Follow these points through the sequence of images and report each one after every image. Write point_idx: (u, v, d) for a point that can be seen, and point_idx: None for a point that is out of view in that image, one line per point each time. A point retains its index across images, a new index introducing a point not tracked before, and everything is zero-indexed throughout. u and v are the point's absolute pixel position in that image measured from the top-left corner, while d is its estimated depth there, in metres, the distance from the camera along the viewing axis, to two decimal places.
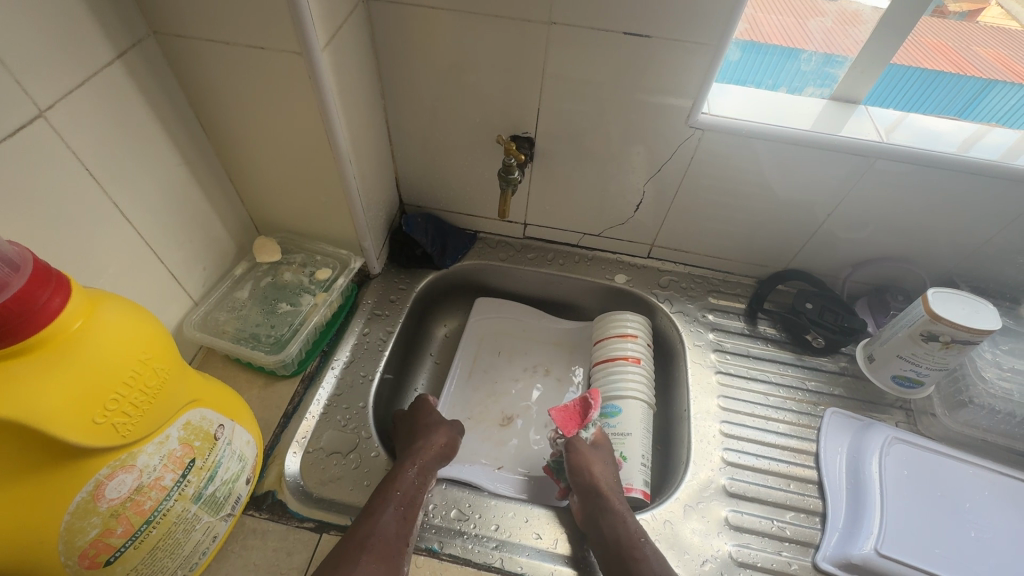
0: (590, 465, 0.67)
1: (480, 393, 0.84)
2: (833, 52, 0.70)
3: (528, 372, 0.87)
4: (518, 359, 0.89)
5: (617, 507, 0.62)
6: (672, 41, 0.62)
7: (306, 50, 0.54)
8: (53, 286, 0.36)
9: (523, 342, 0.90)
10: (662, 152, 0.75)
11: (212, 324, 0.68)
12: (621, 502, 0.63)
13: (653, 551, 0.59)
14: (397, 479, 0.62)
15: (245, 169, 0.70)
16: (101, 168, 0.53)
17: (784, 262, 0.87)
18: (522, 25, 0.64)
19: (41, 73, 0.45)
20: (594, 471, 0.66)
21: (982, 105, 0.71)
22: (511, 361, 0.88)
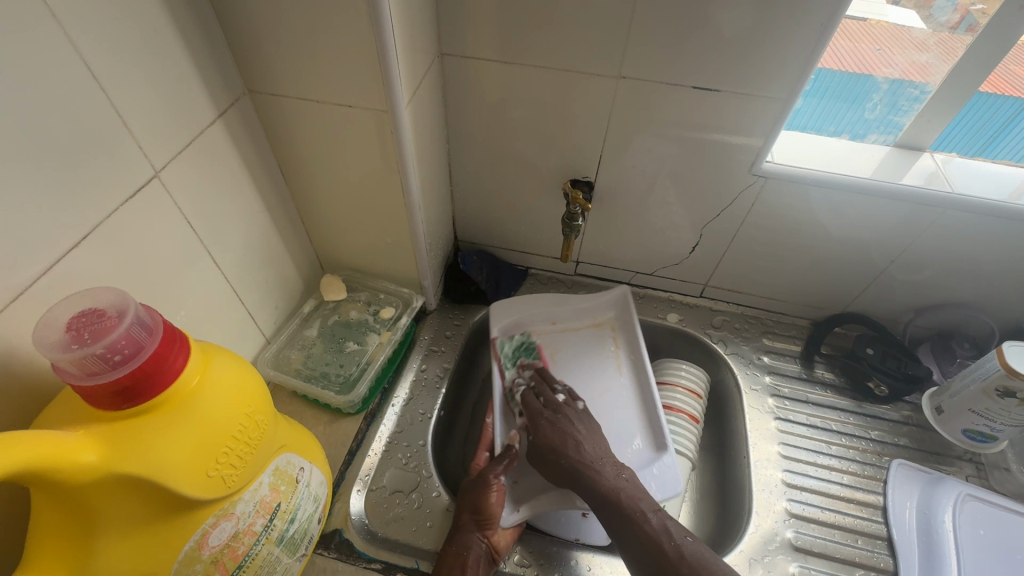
0: (572, 435, 0.65)
1: None
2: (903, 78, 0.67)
3: (589, 371, 0.80)
4: (566, 356, 0.81)
5: (605, 478, 0.60)
6: (739, 94, 0.63)
7: (391, 109, 0.57)
8: (179, 347, 0.38)
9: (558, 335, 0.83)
10: (722, 197, 0.75)
11: (284, 362, 0.71)
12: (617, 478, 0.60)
13: (657, 517, 0.56)
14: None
15: (318, 213, 0.73)
16: (199, 219, 0.56)
17: (843, 304, 0.86)
18: (591, 78, 0.66)
19: (158, 137, 0.49)
20: (566, 438, 0.64)
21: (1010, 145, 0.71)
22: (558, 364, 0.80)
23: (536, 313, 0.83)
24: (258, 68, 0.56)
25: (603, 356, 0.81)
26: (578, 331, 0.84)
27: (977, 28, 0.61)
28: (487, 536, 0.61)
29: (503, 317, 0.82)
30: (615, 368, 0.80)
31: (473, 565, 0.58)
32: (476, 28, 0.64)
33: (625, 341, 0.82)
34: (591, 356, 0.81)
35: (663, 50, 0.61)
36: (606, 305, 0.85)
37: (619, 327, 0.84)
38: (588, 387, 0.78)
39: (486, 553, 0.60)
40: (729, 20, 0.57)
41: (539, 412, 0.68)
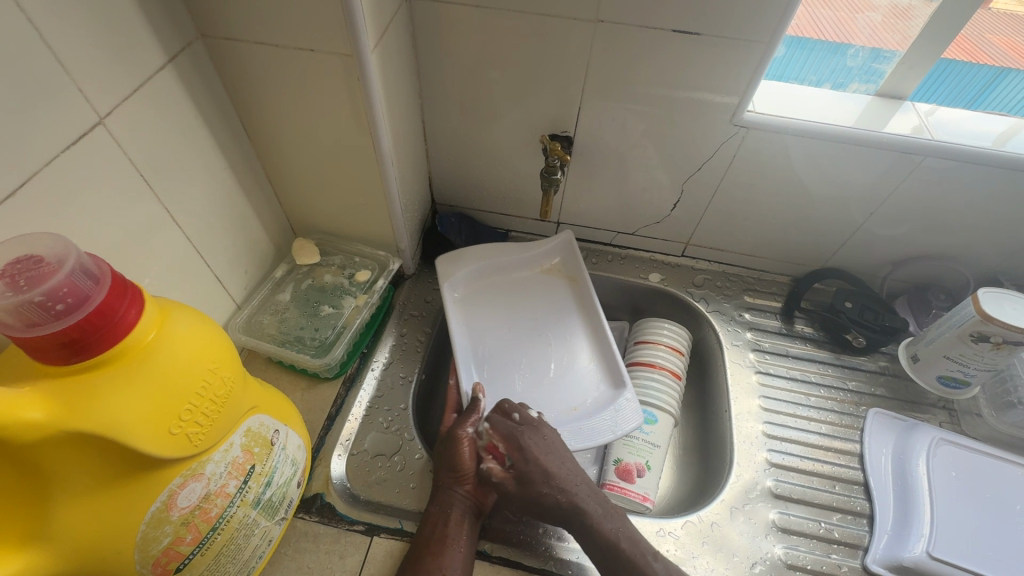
0: (544, 459, 0.60)
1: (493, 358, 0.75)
2: (878, 47, 0.69)
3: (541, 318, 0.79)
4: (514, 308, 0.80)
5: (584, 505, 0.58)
6: (721, 38, 0.61)
7: (357, 53, 0.53)
8: (129, 299, 0.35)
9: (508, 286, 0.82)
10: (704, 151, 0.74)
11: (256, 327, 0.69)
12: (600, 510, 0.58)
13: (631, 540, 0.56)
14: (433, 543, 0.56)
15: (286, 172, 0.69)
16: (155, 175, 0.52)
17: (822, 260, 0.86)
18: (568, 23, 0.63)
19: (102, 81, 0.45)
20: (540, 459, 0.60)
21: (993, 95, 0.70)
22: (508, 317, 0.79)
23: (488, 264, 0.82)
24: (210, 9, 0.52)
25: (556, 301, 0.81)
26: (530, 279, 0.83)
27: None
28: (470, 492, 0.60)
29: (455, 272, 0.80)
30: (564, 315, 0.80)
31: (457, 521, 0.58)
32: None
33: (575, 287, 0.82)
34: (539, 301, 0.81)
35: None
36: (551, 250, 0.84)
37: (568, 270, 0.83)
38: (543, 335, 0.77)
39: (470, 507, 0.59)
40: None
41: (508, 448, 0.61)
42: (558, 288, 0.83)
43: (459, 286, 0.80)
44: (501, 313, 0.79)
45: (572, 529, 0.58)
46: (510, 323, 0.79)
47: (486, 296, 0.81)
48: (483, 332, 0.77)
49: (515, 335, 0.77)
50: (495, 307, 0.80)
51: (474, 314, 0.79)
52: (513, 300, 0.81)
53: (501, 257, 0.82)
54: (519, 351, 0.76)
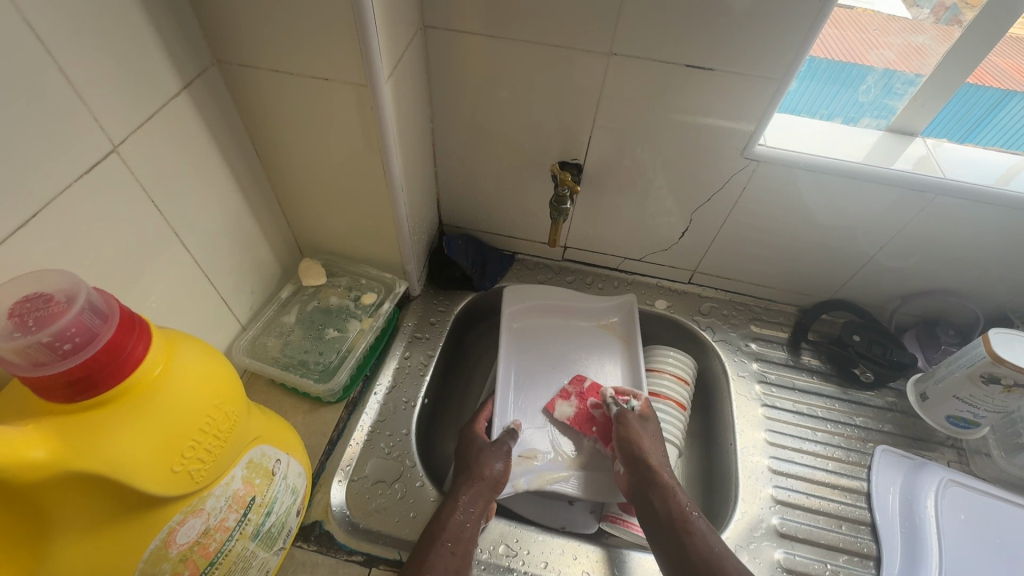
0: (640, 437, 0.69)
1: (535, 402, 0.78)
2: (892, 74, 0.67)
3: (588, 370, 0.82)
4: (562, 353, 0.84)
5: (667, 481, 0.64)
6: (734, 74, 0.61)
7: (371, 83, 0.54)
8: (137, 335, 0.35)
9: (559, 329, 0.87)
10: (714, 182, 0.74)
11: (260, 350, 0.69)
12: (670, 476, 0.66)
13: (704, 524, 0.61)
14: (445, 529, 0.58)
15: (296, 194, 0.69)
16: (165, 199, 0.52)
17: (830, 291, 0.85)
18: (582, 55, 0.63)
19: (117, 109, 0.45)
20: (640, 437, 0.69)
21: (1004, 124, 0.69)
22: (555, 360, 0.83)
23: (546, 303, 0.87)
24: (228, 37, 0.52)
25: (603, 358, 0.83)
26: (584, 330, 0.87)
27: (964, 19, 0.60)
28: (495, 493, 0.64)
29: (515, 303, 0.86)
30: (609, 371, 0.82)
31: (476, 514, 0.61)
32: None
33: (626, 348, 0.84)
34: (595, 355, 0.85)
35: (658, 27, 0.59)
36: (610, 308, 0.87)
37: (623, 332, 0.86)
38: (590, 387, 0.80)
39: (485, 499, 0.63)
40: None
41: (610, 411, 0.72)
42: (609, 346, 0.85)
43: (517, 317, 0.86)
44: (551, 353, 0.84)
45: (646, 493, 0.64)
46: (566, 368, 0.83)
47: (540, 332, 0.86)
48: (528, 368, 0.82)
49: (558, 379, 0.81)
50: (543, 347, 0.84)
51: (525, 348, 0.84)
52: (561, 343, 0.85)
53: (560, 299, 0.87)
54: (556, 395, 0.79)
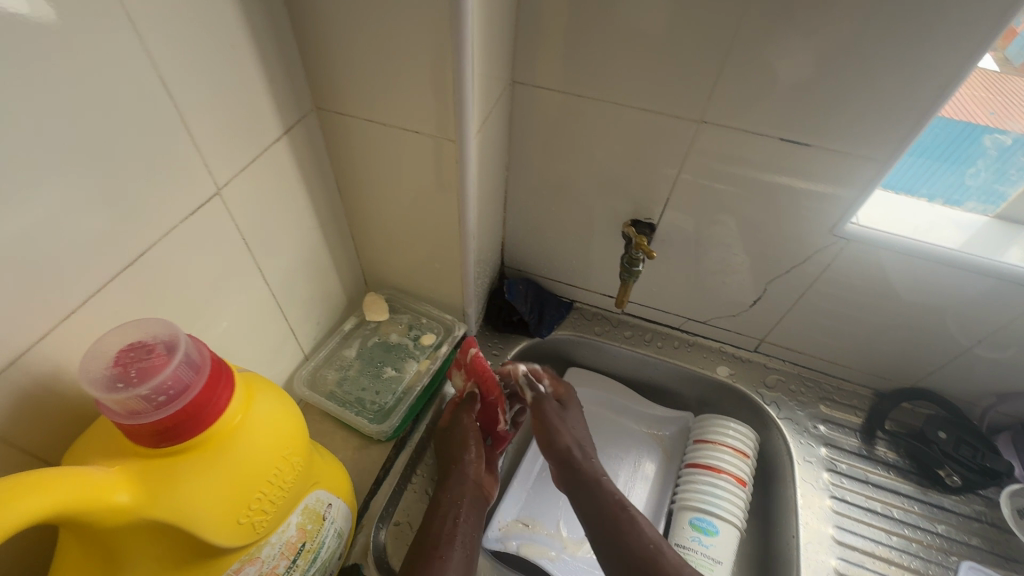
0: (561, 432, 0.68)
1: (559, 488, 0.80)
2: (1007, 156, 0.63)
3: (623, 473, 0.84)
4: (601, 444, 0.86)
5: (595, 472, 0.65)
6: (831, 150, 0.59)
7: (461, 138, 0.54)
8: (223, 387, 0.36)
9: (604, 419, 0.89)
10: (795, 255, 0.70)
11: (320, 383, 0.70)
12: (597, 469, 0.66)
13: (644, 521, 0.61)
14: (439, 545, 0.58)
15: (371, 232, 0.71)
16: (254, 236, 0.54)
17: (914, 379, 0.79)
18: (670, 119, 0.62)
19: (225, 155, 0.47)
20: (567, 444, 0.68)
21: None
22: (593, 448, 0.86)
23: (601, 393, 0.91)
24: (330, 86, 0.55)
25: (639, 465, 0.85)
26: (630, 431, 0.89)
27: None
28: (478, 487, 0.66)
29: (573, 383, 0.91)
30: (642, 481, 0.84)
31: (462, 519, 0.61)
32: (554, 57, 0.61)
33: (664, 464, 0.85)
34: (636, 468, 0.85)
35: (754, 98, 0.57)
36: (666, 421, 0.89)
37: (669, 448, 0.87)
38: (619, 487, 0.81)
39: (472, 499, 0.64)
40: (831, 72, 0.53)
41: (540, 398, 0.70)
42: (648, 454, 0.86)
43: None
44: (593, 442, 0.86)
45: (587, 486, 0.65)
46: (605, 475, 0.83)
47: (587, 417, 0.89)
48: None
49: None
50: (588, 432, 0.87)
51: None
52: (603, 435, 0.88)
53: (613, 395, 0.90)
54: None
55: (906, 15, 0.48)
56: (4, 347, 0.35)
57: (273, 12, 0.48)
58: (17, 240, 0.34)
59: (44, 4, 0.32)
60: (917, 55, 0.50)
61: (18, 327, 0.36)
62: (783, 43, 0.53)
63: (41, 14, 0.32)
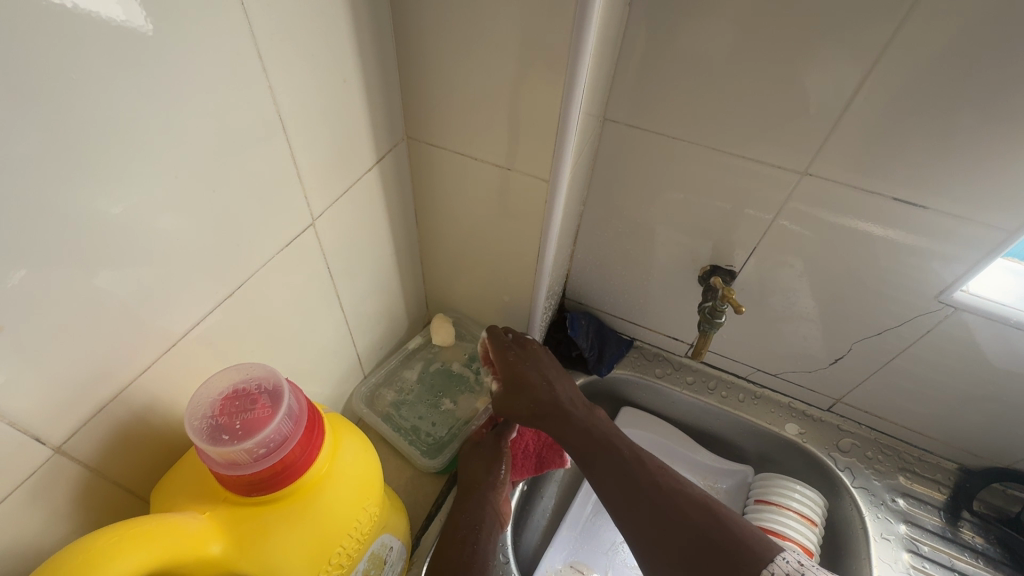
0: (536, 380, 0.61)
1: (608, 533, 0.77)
2: None
3: None
4: None
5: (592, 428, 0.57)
6: (949, 215, 0.54)
7: (553, 180, 0.52)
8: (316, 436, 0.34)
9: None
10: (890, 318, 0.66)
11: (379, 403, 0.68)
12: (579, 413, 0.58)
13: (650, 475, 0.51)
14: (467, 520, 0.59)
15: (443, 259, 0.70)
16: (337, 264, 0.54)
17: (1009, 461, 0.72)
18: (770, 168, 0.59)
19: (322, 186, 0.46)
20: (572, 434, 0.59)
21: None
22: None
23: (654, 438, 0.87)
24: (424, 118, 0.54)
25: None
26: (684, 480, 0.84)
27: None
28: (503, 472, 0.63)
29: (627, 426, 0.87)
30: None
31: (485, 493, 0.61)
32: (650, 97, 0.59)
33: None
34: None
35: (868, 154, 0.53)
36: (722, 473, 0.85)
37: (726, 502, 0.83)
38: None
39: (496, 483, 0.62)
40: (964, 132, 0.49)
41: (504, 347, 0.63)
42: None
43: None
44: None
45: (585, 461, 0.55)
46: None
47: None
48: None
49: None
50: None
51: None
52: None
53: (667, 441, 0.86)
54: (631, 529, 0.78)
55: None
56: (106, 381, 0.35)
57: (381, 44, 0.47)
58: (128, 275, 0.33)
59: (139, 11, 0.28)
60: None
61: (120, 361, 0.35)
62: (913, 100, 0.49)
63: (136, 22, 0.28)
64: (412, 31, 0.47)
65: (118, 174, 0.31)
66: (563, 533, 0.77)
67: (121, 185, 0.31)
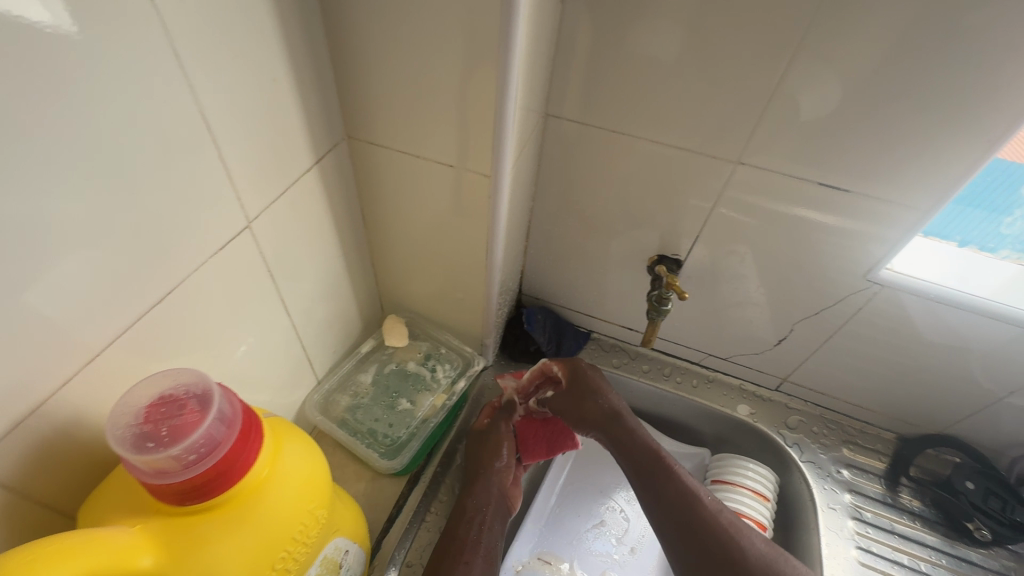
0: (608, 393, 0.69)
1: (571, 524, 0.78)
2: None
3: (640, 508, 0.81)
4: (615, 479, 0.83)
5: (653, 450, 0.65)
6: (870, 197, 0.58)
7: (496, 174, 0.53)
8: (253, 439, 0.34)
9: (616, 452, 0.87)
10: (825, 298, 0.69)
11: (332, 408, 0.67)
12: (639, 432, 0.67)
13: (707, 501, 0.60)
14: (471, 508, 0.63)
15: (392, 259, 0.69)
16: (278, 268, 0.52)
17: (940, 427, 0.77)
18: (706, 158, 0.61)
19: (255, 187, 0.45)
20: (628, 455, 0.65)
21: None
22: (605, 483, 0.83)
23: None
24: (364, 116, 0.53)
25: None
26: None
27: None
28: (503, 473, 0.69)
29: None
30: None
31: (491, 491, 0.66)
32: (589, 91, 0.60)
33: None
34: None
35: (794, 140, 0.56)
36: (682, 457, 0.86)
37: None
38: (637, 524, 0.79)
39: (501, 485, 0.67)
40: (879, 117, 0.52)
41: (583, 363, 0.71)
42: None
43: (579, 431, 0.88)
44: (606, 476, 0.84)
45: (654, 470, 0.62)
46: (623, 502, 0.81)
47: (599, 451, 0.86)
48: (578, 485, 0.83)
49: (605, 503, 0.81)
50: (598, 466, 0.85)
51: (581, 464, 0.85)
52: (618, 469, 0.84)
53: None
54: (594, 518, 0.79)
55: (960, 67, 0.47)
56: (22, 395, 0.33)
57: (313, 42, 0.47)
58: (40, 284, 0.32)
59: (66, 14, 0.28)
60: (968, 107, 0.49)
61: (37, 374, 0.34)
62: (830, 89, 0.52)
63: (64, 26, 0.29)
64: (345, 29, 0.47)
65: (21, 176, 0.29)
66: (526, 526, 0.78)
67: (25, 189, 0.30)
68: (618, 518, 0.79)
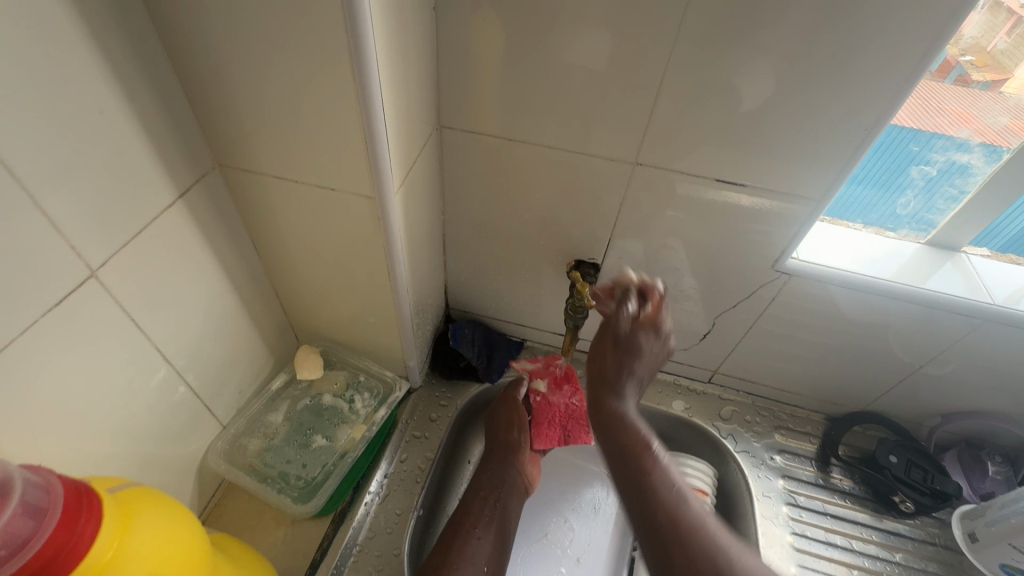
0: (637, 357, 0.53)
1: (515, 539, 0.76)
2: (959, 166, 0.60)
3: (584, 515, 0.79)
4: (557, 488, 0.82)
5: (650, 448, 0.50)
6: (766, 189, 0.58)
7: (379, 194, 0.50)
8: (85, 521, 0.33)
9: (558, 461, 0.85)
10: (741, 291, 0.70)
11: (239, 454, 0.64)
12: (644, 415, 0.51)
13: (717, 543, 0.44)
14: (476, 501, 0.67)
15: (295, 288, 0.66)
16: (147, 315, 0.48)
17: (863, 403, 0.79)
18: (605, 161, 0.60)
19: (98, 234, 0.41)
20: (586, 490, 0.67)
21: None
22: (548, 492, 0.81)
23: None
24: (230, 143, 0.49)
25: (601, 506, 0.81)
26: (588, 470, 0.84)
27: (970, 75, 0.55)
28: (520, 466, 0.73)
29: None
30: (605, 520, 0.79)
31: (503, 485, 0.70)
32: (479, 100, 0.58)
33: (624, 504, 0.82)
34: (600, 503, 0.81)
35: (684, 137, 0.56)
36: None
37: None
38: (582, 531, 0.78)
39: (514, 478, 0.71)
40: (760, 111, 0.52)
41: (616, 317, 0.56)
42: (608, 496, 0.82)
43: None
44: (548, 485, 0.82)
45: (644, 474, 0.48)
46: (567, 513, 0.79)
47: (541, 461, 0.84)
48: None
49: (549, 514, 0.79)
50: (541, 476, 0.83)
51: None
52: (561, 477, 0.83)
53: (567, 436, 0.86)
54: (539, 530, 0.77)
55: (826, 58, 0.47)
56: None
57: (154, 68, 0.43)
58: None
59: None
60: (840, 96, 0.49)
61: None
62: (712, 84, 0.51)
63: None
64: (189, 52, 0.43)
65: None
66: None
67: None
68: (562, 529, 0.78)
